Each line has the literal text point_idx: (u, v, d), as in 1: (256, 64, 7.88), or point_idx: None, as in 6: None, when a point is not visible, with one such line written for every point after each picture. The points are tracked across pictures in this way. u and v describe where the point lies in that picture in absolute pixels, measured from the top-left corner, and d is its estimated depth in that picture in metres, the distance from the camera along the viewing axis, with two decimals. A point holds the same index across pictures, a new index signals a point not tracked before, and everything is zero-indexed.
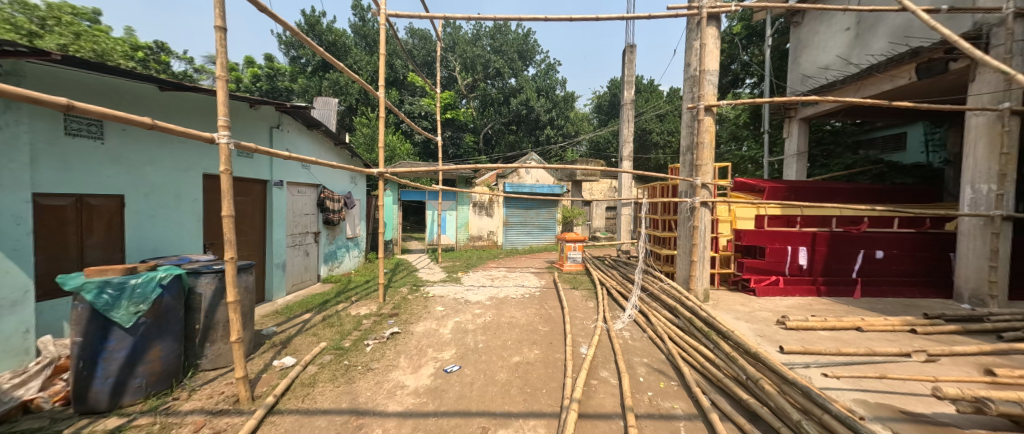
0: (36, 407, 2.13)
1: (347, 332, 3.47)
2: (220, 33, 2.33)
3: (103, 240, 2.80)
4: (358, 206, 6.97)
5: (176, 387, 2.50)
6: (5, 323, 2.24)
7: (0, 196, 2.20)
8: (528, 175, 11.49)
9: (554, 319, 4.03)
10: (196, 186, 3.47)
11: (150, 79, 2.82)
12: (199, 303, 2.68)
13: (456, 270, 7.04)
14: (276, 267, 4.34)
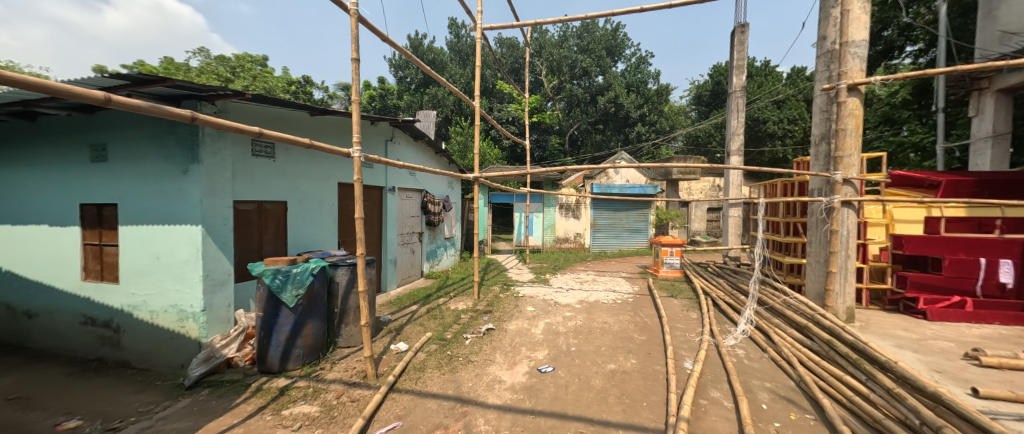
0: (235, 363, 2.88)
1: (448, 325, 3.79)
2: (355, 64, 2.76)
3: (276, 237, 3.47)
4: (454, 209, 7.58)
5: (323, 359, 3.03)
6: (217, 298, 2.90)
7: (214, 203, 2.83)
8: (618, 175, 11.14)
9: (650, 328, 3.77)
10: (334, 193, 4.16)
11: (304, 106, 3.44)
12: (338, 291, 3.19)
13: (544, 271, 7.10)
14: (389, 263, 4.97)
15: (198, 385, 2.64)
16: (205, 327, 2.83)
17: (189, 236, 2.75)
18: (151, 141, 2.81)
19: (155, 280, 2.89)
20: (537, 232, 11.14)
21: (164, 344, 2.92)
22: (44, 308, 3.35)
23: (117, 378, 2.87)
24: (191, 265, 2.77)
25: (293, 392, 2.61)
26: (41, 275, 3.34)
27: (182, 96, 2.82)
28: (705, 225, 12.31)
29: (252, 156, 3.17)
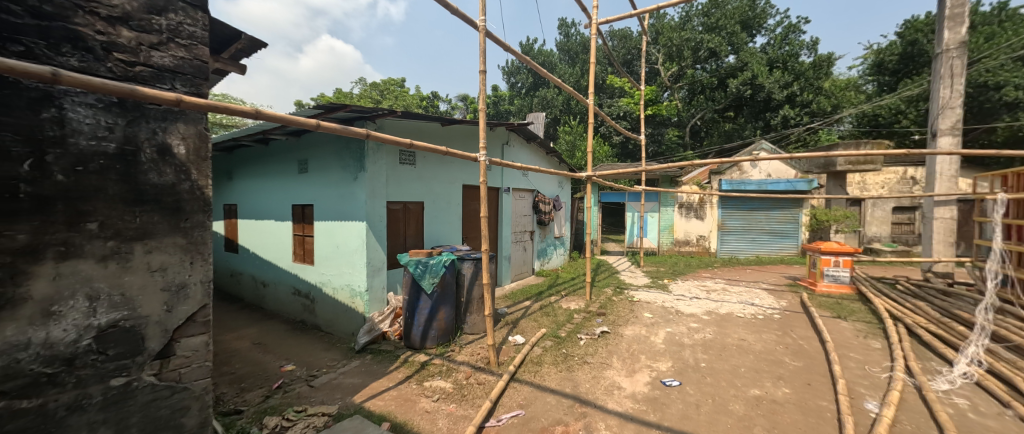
0: (388, 336, 3.49)
1: (560, 323, 3.84)
2: (483, 76, 3.03)
3: (416, 233, 4.05)
4: (564, 208, 7.68)
5: (453, 342, 3.40)
6: (376, 281, 3.53)
7: (374, 203, 3.44)
8: (755, 169, 9.65)
9: (809, 353, 3.10)
10: (459, 194, 4.63)
11: (437, 118, 3.91)
12: (465, 282, 3.53)
13: (661, 276, 6.55)
14: (504, 259, 5.30)
15: (365, 350, 3.33)
16: (368, 304, 3.48)
17: (357, 230, 3.41)
18: (334, 156, 3.58)
19: (335, 264, 3.68)
20: (651, 233, 10.38)
21: (340, 315, 3.71)
22: (271, 280, 4.63)
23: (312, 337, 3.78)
24: (359, 253, 3.45)
25: (431, 367, 3.05)
26: (270, 256, 4.63)
27: (354, 118, 3.52)
28: (888, 230, 9.65)
29: (399, 164, 3.77)
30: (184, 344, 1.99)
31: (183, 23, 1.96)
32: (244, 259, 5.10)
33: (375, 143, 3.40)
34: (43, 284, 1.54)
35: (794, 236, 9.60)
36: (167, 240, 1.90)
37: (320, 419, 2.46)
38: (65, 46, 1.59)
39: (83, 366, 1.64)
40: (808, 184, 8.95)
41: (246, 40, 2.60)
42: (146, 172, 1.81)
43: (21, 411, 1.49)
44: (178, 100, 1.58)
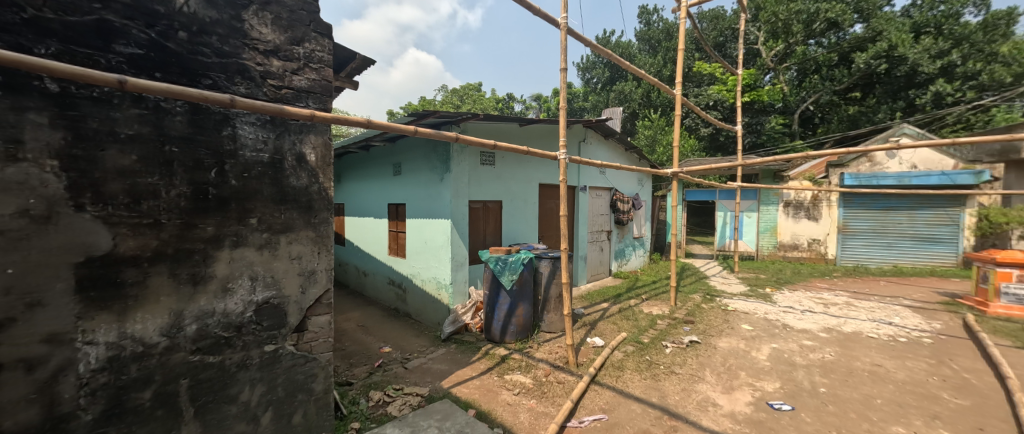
0: (470, 328, 3.71)
1: (642, 329, 3.68)
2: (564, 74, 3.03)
3: (495, 231, 4.21)
4: (644, 207, 7.39)
5: (531, 339, 3.47)
6: (459, 276, 3.77)
7: (458, 202, 3.67)
8: (894, 160, 8.16)
9: (979, 391, 2.46)
10: (536, 193, 4.69)
11: (516, 119, 4.02)
12: (543, 279, 3.57)
13: (759, 285, 5.81)
14: (580, 259, 5.27)
15: (449, 339, 3.59)
16: (452, 297, 3.73)
17: (443, 227, 3.68)
18: (424, 159, 3.92)
19: (423, 258, 4.03)
20: (750, 235, 9.57)
21: (428, 305, 4.04)
22: (370, 270, 5.26)
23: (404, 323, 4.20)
24: (445, 249, 3.72)
25: (511, 361, 3.15)
26: (370, 249, 5.25)
27: (441, 123, 3.82)
28: None
29: (481, 165, 3.96)
30: (313, 321, 2.41)
31: (314, 49, 2.33)
32: (350, 251, 5.87)
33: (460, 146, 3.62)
34: (223, 265, 2.07)
35: (951, 241, 7.93)
36: (302, 234, 2.36)
37: (415, 398, 2.71)
38: (237, 79, 2.07)
39: (247, 332, 2.14)
40: (975, 177, 7.47)
41: (359, 60, 2.99)
42: (289, 177, 2.28)
43: (211, 362, 2.02)
44: (312, 116, 2.01)
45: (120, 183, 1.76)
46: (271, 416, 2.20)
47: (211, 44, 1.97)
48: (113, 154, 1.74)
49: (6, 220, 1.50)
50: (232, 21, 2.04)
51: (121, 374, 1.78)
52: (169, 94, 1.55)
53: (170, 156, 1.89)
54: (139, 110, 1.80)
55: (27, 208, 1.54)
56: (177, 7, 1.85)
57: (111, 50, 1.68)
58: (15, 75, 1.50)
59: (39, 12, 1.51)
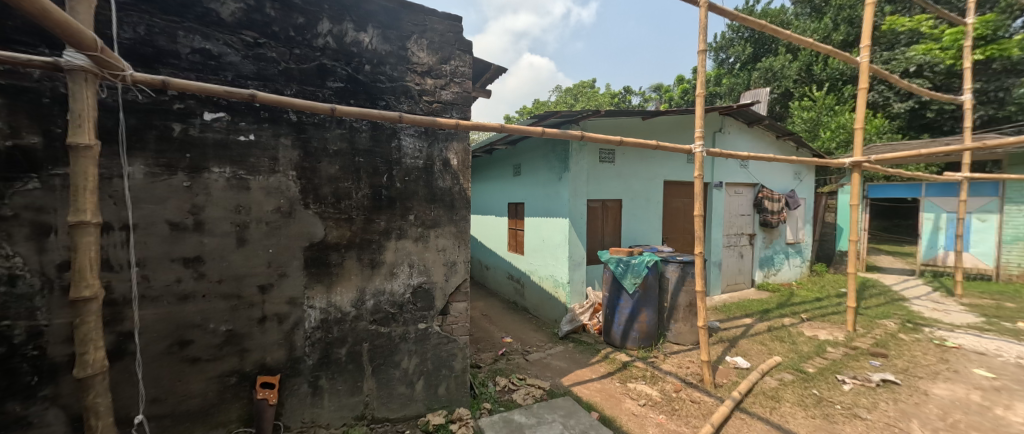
0: (587, 329, 3.74)
1: (805, 355, 3.18)
2: (703, 56, 2.73)
3: (611, 231, 4.14)
4: (804, 207, 6.52)
5: (655, 348, 3.27)
6: (577, 275, 3.84)
7: (576, 202, 3.76)
8: None
9: None
10: (660, 191, 4.37)
11: (638, 112, 3.84)
12: (669, 285, 3.33)
13: (1000, 318, 4.16)
14: (713, 265, 5.25)
15: (567, 337, 3.68)
16: (569, 295, 3.84)
17: (561, 226, 3.82)
18: (543, 157, 4.16)
19: (541, 255, 4.27)
20: (981, 245, 7.27)
21: (545, 301, 4.24)
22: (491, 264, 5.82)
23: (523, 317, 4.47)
24: (563, 247, 3.84)
25: (634, 369, 3.00)
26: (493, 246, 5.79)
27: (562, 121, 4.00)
28: None
29: (600, 163, 3.94)
30: (454, 307, 2.72)
31: (458, 66, 2.62)
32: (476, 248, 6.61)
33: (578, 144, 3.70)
34: (390, 253, 2.51)
35: None
36: (446, 229, 2.69)
37: (538, 391, 2.81)
38: (403, 98, 2.48)
39: (406, 310, 2.55)
40: None
41: (492, 69, 3.26)
42: (438, 179, 2.63)
43: (383, 332, 2.48)
44: (457, 125, 2.23)
45: (329, 187, 2.32)
46: (422, 384, 2.57)
47: (386, 72, 2.43)
48: (326, 166, 2.31)
49: (269, 214, 2.18)
50: (400, 51, 2.46)
51: (329, 332, 2.35)
52: (361, 117, 1.98)
53: (359, 165, 2.40)
54: (341, 129, 2.34)
55: (280, 206, 2.20)
56: (364, 46, 2.36)
57: (325, 86, 2.27)
58: (277, 113, 2.17)
59: (288, 65, 2.17)
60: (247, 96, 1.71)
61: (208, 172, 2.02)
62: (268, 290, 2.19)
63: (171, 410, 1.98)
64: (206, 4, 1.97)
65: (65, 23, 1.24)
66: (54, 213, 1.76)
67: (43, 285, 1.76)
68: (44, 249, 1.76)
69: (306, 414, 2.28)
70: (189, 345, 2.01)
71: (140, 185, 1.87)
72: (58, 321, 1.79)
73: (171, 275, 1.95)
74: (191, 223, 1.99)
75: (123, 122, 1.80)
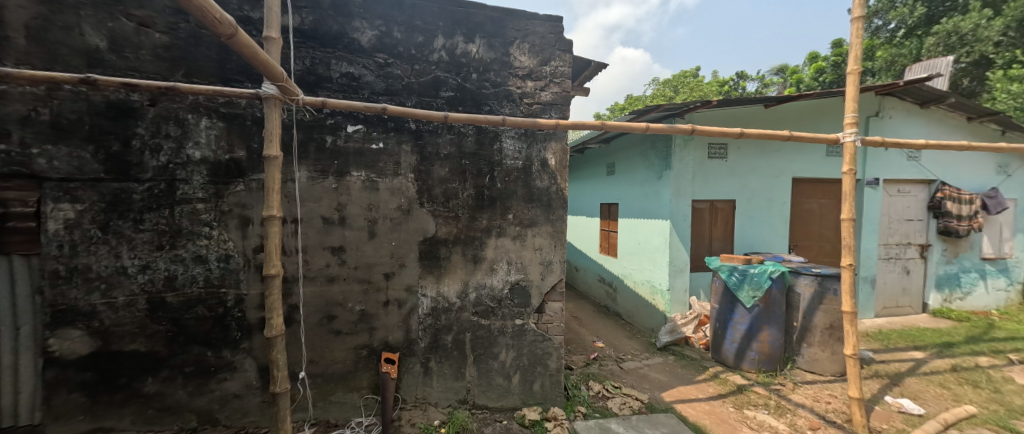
0: (691, 343, 3.78)
1: (1019, 410, 2.43)
2: (858, 23, 2.24)
3: (721, 233, 4.24)
4: (1013, 210, 4.92)
5: (779, 373, 3.03)
6: (678, 282, 4.06)
7: (678, 201, 4.03)
8: None
9: None
10: (784, 189, 4.27)
11: (761, 99, 3.53)
12: (801, 300, 3.04)
13: None
14: (864, 282, 4.39)
15: (666, 349, 3.79)
16: (669, 304, 4.03)
17: (662, 228, 4.11)
18: (641, 157, 4.60)
19: (638, 259, 4.65)
20: None
21: (642, 309, 4.50)
22: (583, 266, 6.64)
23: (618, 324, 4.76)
24: (662, 251, 4.15)
25: (753, 395, 2.73)
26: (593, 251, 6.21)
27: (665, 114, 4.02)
28: None
29: (708, 158, 4.08)
30: (550, 306, 2.73)
31: (558, 65, 2.63)
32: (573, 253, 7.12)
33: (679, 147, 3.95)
34: (491, 250, 2.64)
35: None
36: (543, 228, 2.72)
37: (635, 403, 2.72)
38: (505, 102, 2.59)
39: (504, 305, 2.66)
40: None
41: (592, 66, 3.25)
42: (536, 179, 2.68)
43: (483, 324, 2.63)
44: (557, 125, 2.21)
45: (440, 188, 2.55)
46: (519, 378, 2.66)
47: (490, 79, 2.56)
48: (438, 168, 2.54)
49: (392, 212, 2.49)
50: (503, 57, 2.58)
51: (438, 319, 2.58)
52: (469, 123, 2.13)
53: (465, 167, 2.58)
54: (450, 135, 2.55)
55: (401, 205, 2.50)
56: (472, 56, 2.54)
57: (438, 96, 2.50)
58: (400, 123, 2.47)
59: (409, 80, 2.45)
60: (380, 109, 1.97)
61: (350, 176, 2.41)
62: (391, 277, 2.51)
63: (323, 371, 2.42)
64: (350, 34, 2.35)
65: (266, 63, 1.60)
66: (251, 208, 2.29)
67: (244, 263, 2.30)
68: (245, 236, 2.30)
69: (418, 390, 2.55)
70: (334, 320, 2.42)
71: (304, 187, 2.33)
72: (252, 292, 2.32)
73: (323, 261, 2.38)
74: (337, 218, 2.40)
75: (295, 136, 2.27)
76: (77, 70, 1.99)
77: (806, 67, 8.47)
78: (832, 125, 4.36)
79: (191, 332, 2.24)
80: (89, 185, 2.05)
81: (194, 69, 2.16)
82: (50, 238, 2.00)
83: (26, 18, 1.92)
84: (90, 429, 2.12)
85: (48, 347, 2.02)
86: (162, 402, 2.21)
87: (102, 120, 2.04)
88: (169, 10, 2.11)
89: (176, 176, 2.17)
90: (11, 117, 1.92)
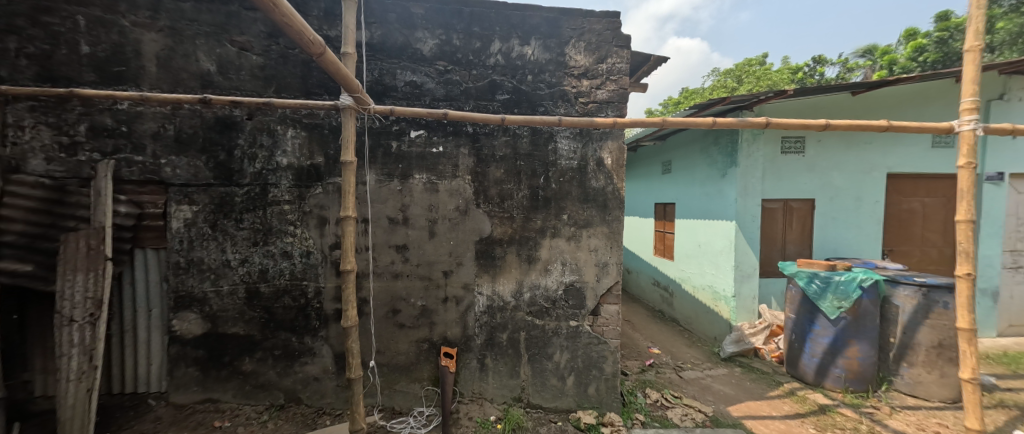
0: (761, 355, 3.65)
1: None
2: None
3: (798, 236, 4.01)
4: None
5: (871, 394, 2.91)
6: (746, 287, 3.94)
7: (747, 201, 3.88)
8: None
9: None
10: (877, 187, 3.91)
11: (846, 86, 3.31)
12: (898, 313, 2.90)
13: None
14: (984, 295, 3.78)
15: (731, 359, 3.71)
16: (734, 312, 3.95)
17: (727, 230, 4.00)
18: (702, 154, 4.46)
19: (698, 262, 4.57)
20: None
21: (704, 316, 4.45)
22: (635, 267, 6.66)
23: (676, 331, 4.73)
24: (726, 255, 4.04)
25: (838, 418, 2.64)
26: (648, 254, 6.15)
27: (731, 110, 3.91)
28: None
29: (781, 154, 3.88)
30: (605, 308, 2.68)
31: (615, 62, 2.57)
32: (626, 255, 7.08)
33: (746, 146, 3.83)
34: (545, 250, 2.65)
35: None
36: (599, 229, 2.67)
37: (698, 415, 2.64)
38: (560, 102, 2.58)
39: (559, 306, 2.65)
40: None
41: (652, 60, 3.21)
42: (591, 179, 2.64)
43: (538, 324, 2.65)
44: (614, 124, 2.06)
45: (496, 188, 2.61)
46: (573, 380, 2.65)
47: (545, 80, 2.57)
48: (494, 170, 2.60)
49: (451, 212, 2.59)
50: (558, 57, 2.57)
51: (493, 317, 2.64)
52: (525, 125, 2.03)
53: (520, 168, 2.61)
54: (506, 137, 2.59)
55: (459, 205, 2.59)
56: (527, 58, 2.56)
57: (494, 99, 2.56)
58: (459, 127, 2.56)
59: (467, 85, 2.54)
60: (441, 114, 1.93)
61: (413, 179, 2.55)
62: (449, 274, 2.61)
63: (388, 361, 2.59)
64: (413, 45, 2.49)
65: (344, 75, 1.65)
66: (328, 209, 2.50)
67: (321, 259, 2.53)
68: (323, 234, 2.52)
69: (475, 385, 2.64)
70: (398, 313, 2.58)
71: (373, 190, 2.51)
72: (329, 285, 2.53)
73: (388, 258, 2.55)
74: (401, 218, 2.55)
75: (366, 142, 2.46)
76: (193, 91, 2.32)
77: (900, 45, 7.35)
78: (940, 111, 3.83)
79: (279, 320, 2.51)
80: (202, 189, 2.39)
81: (283, 85, 2.42)
82: (173, 235, 2.37)
83: (157, 49, 2.29)
84: (202, 399, 2.47)
85: (174, 326, 2.42)
86: (257, 380, 2.51)
87: (212, 133, 2.37)
88: (264, 34, 2.38)
89: (269, 180, 2.45)
90: (146, 134, 2.31)
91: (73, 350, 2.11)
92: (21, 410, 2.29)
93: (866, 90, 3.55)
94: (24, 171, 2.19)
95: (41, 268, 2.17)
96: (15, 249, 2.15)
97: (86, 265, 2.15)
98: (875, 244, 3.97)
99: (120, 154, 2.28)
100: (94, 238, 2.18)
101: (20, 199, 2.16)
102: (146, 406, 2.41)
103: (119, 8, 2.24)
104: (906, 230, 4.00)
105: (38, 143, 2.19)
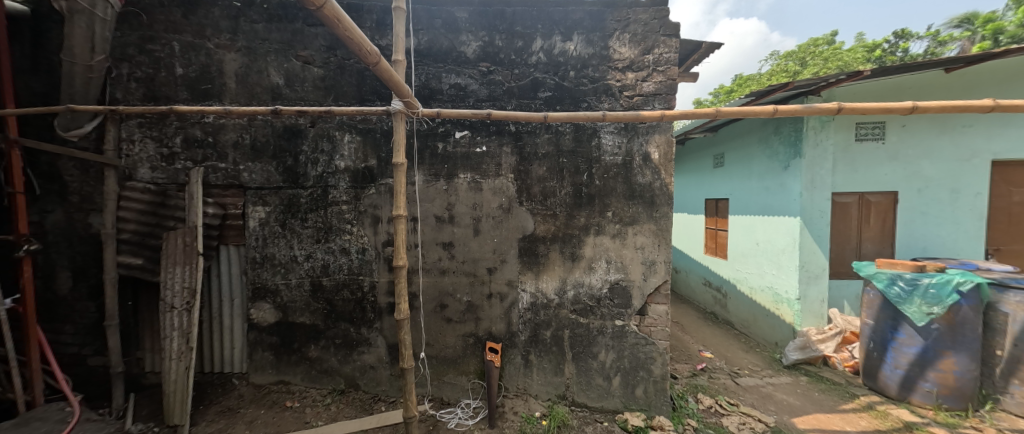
0: (830, 363, 3.35)
1: None
2: None
3: (877, 233, 3.60)
4: None
5: (970, 414, 2.57)
6: (813, 290, 3.61)
7: (814, 195, 3.55)
8: None
9: None
10: (979, 177, 3.39)
11: (936, 63, 2.92)
12: (1007, 322, 2.52)
13: None
14: None
15: (796, 367, 3.43)
16: (799, 316, 3.64)
17: (789, 226, 3.69)
18: (760, 145, 4.15)
19: (756, 262, 4.26)
20: None
21: (763, 319, 4.14)
22: (685, 267, 6.34)
23: (732, 335, 4.46)
24: (788, 253, 3.73)
25: None
26: (698, 253, 5.86)
27: (793, 96, 3.61)
28: None
29: (855, 141, 3.50)
30: (653, 308, 2.60)
31: (663, 52, 2.47)
32: (675, 254, 6.77)
33: (813, 136, 3.50)
34: (589, 248, 2.61)
35: None
36: (646, 226, 2.59)
37: (758, 425, 2.50)
38: (603, 97, 2.53)
39: (603, 305, 2.61)
40: None
41: (703, 47, 3.05)
42: (637, 175, 2.56)
43: (582, 322, 2.62)
44: (662, 117, 1.95)
45: (538, 186, 2.61)
46: (620, 380, 2.60)
47: (588, 75, 2.53)
48: (537, 167, 2.60)
49: (494, 210, 2.64)
50: (602, 51, 2.52)
51: (537, 314, 2.65)
52: (569, 121, 1.96)
53: (563, 165, 2.59)
54: (549, 134, 2.58)
55: (502, 204, 2.63)
56: (570, 54, 2.54)
57: (537, 97, 2.56)
58: (502, 126, 2.60)
59: (509, 85, 2.56)
60: (485, 115, 1.94)
61: (459, 178, 2.63)
62: (494, 271, 2.66)
63: (437, 353, 2.71)
64: (458, 48, 2.57)
65: (395, 81, 1.66)
66: (381, 208, 2.66)
67: (375, 255, 2.69)
68: (377, 232, 2.68)
69: (520, 381, 2.68)
70: (446, 308, 2.68)
71: (421, 189, 2.63)
72: (382, 280, 2.69)
73: (436, 255, 2.66)
74: (447, 217, 2.64)
75: (414, 144, 2.58)
76: (266, 103, 2.58)
77: (1009, 11, 6.26)
78: None
79: (339, 311, 2.72)
80: (274, 191, 2.65)
81: (341, 94, 2.61)
82: (251, 233, 2.65)
83: (236, 67, 2.56)
84: (276, 381, 2.75)
85: (252, 315, 2.71)
86: (321, 366, 2.74)
87: (282, 141, 2.62)
88: (324, 48, 2.59)
89: (329, 183, 2.65)
90: (228, 143, 2.60)
91: (174, 332, 2.44)
92: (136, 382, 2.69)
93: (963, 66, 3.11)
94: (135, 179, 2.56)
95: (149, 262, 2.53)
96: (129, 245, 2.53)
97: (183, 259, 2.47)
98: (975, 242, 3.45)
99: (208, 162, 2.60)
100: (188, 236, 2.49)
101: (132, 202, 2.53)
102: (231, 384, 2.73)
103: (206, 33, 2.54)
104: (1015, 226, 3.44)
105: (145, 155, 2.56)
